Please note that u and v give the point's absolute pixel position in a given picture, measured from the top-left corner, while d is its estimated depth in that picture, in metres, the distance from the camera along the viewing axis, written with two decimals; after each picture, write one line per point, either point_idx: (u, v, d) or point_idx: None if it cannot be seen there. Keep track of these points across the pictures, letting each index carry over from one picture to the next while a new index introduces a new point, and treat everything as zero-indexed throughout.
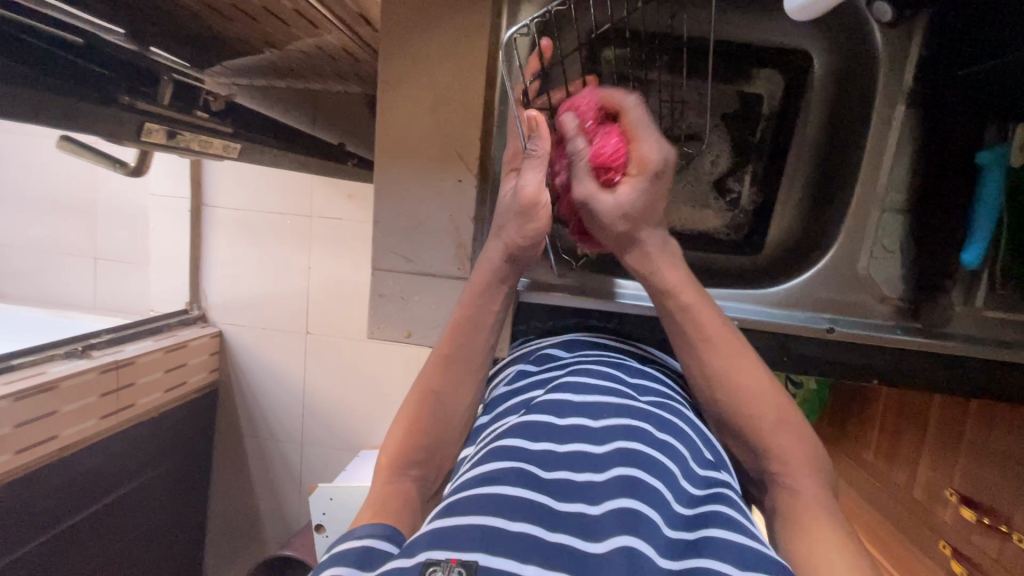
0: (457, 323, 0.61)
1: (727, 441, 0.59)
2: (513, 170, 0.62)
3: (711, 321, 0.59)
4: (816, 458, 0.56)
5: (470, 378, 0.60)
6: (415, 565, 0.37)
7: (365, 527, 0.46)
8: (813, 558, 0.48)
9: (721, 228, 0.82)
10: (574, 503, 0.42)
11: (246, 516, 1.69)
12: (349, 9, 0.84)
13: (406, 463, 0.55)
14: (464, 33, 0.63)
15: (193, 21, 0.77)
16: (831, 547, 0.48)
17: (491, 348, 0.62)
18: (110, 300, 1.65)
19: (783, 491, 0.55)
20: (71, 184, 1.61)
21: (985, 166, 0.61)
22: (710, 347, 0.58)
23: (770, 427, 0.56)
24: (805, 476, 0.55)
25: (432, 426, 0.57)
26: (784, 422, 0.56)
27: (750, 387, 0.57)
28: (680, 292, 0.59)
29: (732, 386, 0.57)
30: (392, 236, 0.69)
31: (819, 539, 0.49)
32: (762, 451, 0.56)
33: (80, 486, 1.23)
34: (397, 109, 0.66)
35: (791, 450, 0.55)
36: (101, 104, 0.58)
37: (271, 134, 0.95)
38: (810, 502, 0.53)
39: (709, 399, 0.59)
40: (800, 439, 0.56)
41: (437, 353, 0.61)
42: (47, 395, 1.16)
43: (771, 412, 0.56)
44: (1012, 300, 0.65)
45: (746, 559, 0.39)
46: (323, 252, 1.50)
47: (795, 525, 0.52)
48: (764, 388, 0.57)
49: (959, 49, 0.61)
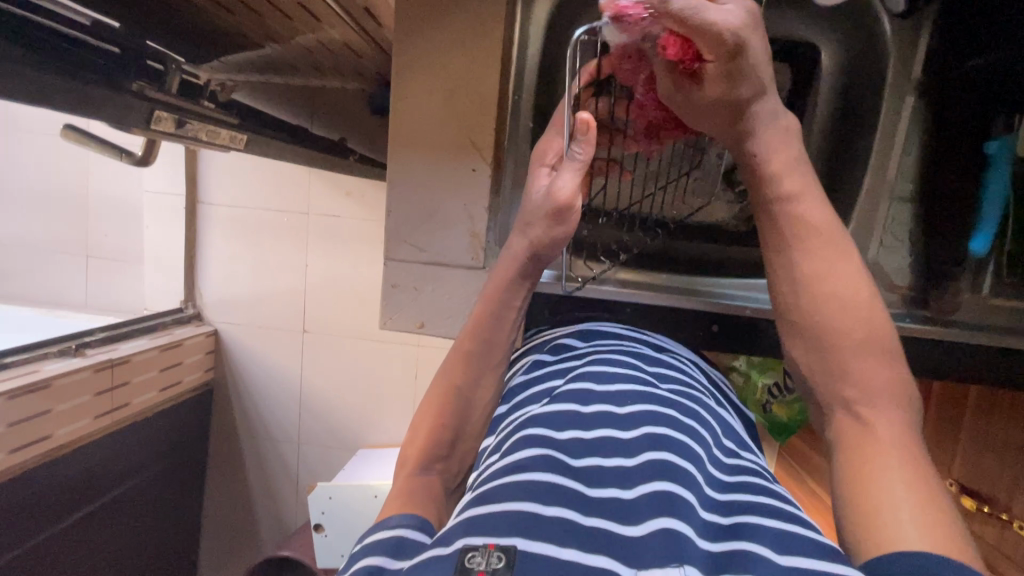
0: (478, 319, 0.62)
1: (800, 351, 0.57)
2: (544, 164, 0.60)
3: (812, 214, 0.56)
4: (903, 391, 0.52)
5: (489, 372, 0.61)
6: (452, 552, 0.36)
7: (396, 516, 0.45)
8: (872, 478, 0.46)
9: (729, 221, 0.75)
10: (606, 488, 0.42)
11: (243, 517, 1.67)
12: (354, 2, 0.83)
13: (429, 457, 0.54)
14: (476, 24, 0.63)
15: (197, 14, 0.77)
16: (897, 472, 0.46)
17: (512, 343, 0.63)
18: (102, 299, 1.62)
19: (852, 419, 0.52)
20: (61, 181, 1.58)
21: (994, 155, 0.65)
22: (801, 240, 0.56)
23: (850, 345, 0.54)
24: (887, 406, 0.51)
25: (455, 420, 0.57)
26: (868, 345, 0.53)
27: (835, 300, 0.55)
28: (782, 178, 0.56)
29: (821, 287, 0.55)
30: (405, 227, 0.68)
31: (879, 471, 0.46)
32: (838, 371, 0.54)
33: (73, 487, 1.21)
34: (409, 99, 0.65)
35: (869, 375, 0.52)
36: (109, 92, 0.57)
37: (274, 127, 0.94)
38: (879, 435, 0.49)
39: (794, 302, 0.57)
40: (887, 365, 0.53)
41: (457, 347, 0.61)
42: (41, 394, 1.13)
43: (852, 329, 0.54)
44: (1017, 288, 0.66)
45: (783, 541, 0.39)
46: (322, 249, 1.49)
47: (858, 448, 0.49)
48: (853, 304, 0.55)
49: (963, 42, 0.64)
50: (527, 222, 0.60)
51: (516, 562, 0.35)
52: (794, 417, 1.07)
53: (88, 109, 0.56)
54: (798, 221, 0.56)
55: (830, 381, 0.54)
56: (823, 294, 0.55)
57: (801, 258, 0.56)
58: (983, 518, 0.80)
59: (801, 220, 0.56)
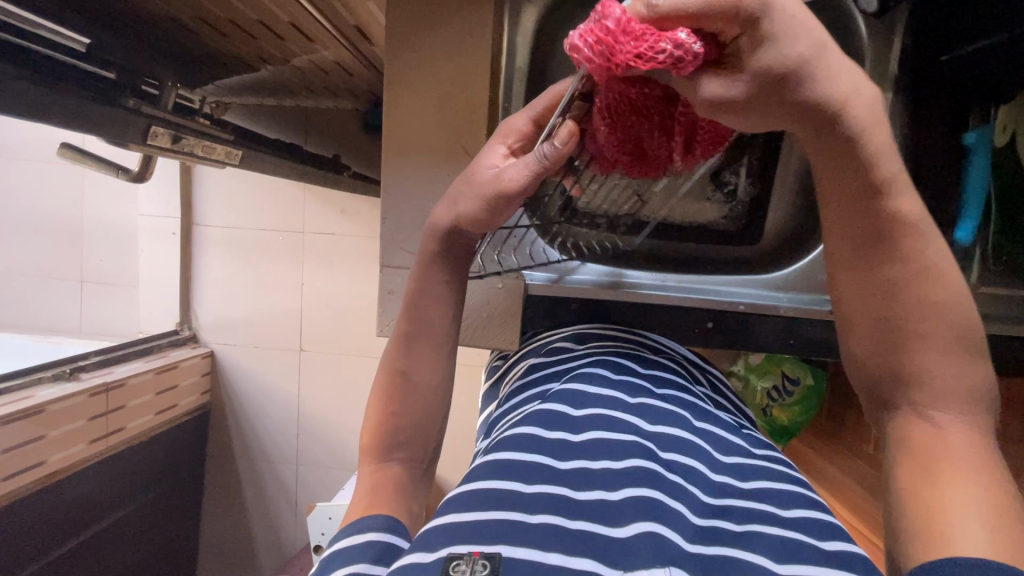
0: (407, 298, 0.56)
1: (864, 338, 0.49)
2: (503, 143, 0.52)
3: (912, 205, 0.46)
4: (979, 397, 0.44)
5: (436, 353, 0.56)
6: (437, 560, 0.36)
7: (367, 519, 0.45)
8: (932, 499, 0.40)
9: (719, 220, 0.77)
10: (593, 490, 0.42)
11: (241, 540, 1.64)
12: (345, 21, 0.85)
13: (392, 445, 0.53)
14: (464, 36, 0.65)
15: (191, 38, 0.79)
16: (964, 488, 0.40)
17: (454, 321, 0.57)
18: (97, 326, 1.62)
19: (922, 422, 0.45)
20: (58, 207, 1.59)
21: (973, 146, 0.68)
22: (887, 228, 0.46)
23: (921, 348, 0.46)
24: (955, 410, 0.44)
25: (412, 411, 0.55)
26: (956, 344, 0.45)
27: (928, 299, 0.46)
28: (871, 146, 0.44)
29: (904, 290, 0.46)
30: (398, 233, 0.69)
31: (950, 481, 0.41)
32: (906, 379, 0.46)
33: (66, 515, 1.18)
34: (401, 110, 0.67)
35: (938, 372, 0.45)
36: (109, 109, 0.58)
37: (271, 145, 0.96)
38: (950, 439, 0.43)
39: (866, 302, 0.48)
40: (962, 368, 0.45)
41: (395, 330, 0.57)
42: (33, 420, 1.11)
43: (939, 332, 0.45)
44: (1008, 277, 0.69)
45: (781, 550, 0.39)
46: (317, 268, 1.49)
47: (920, 465, 0.43)
48: (940, 299, 0.46)
49: (938, 39, 0.67)
50: (457, 193, 0.52)
51: (500, 568, 0.35)
52: (794, 419, 1.06)
53: (82, 128, 0.56)
54: (868, 205, 0.46)
55: (892, 385, 0.47)
56: (902, 293, 0.46)
57: (865, 244, 0.48)
58: None
59: (898, 215, 0.46)
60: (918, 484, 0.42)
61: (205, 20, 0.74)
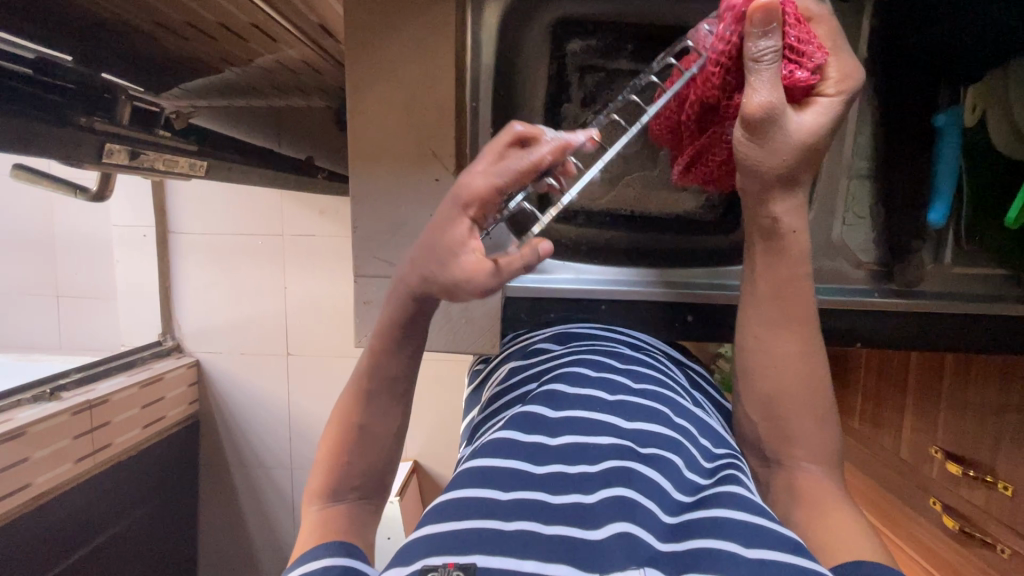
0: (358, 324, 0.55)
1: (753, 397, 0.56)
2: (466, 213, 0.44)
3: (805, 296, 0.55)
4: (830, 455, 0.53)
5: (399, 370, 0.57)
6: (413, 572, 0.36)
7: (320, 547, 0.45)
8: (829, 528, 0.46)
9: (697, 210, 0.76)
10: (569, 494, 0.42)
11: (238, 548, 1.64)
12: (309, 20, 0.83)
13: (350, 475, 0.53)
14: (427, 33, 0.63)
15: (148, 43, 0.76)
16: (852, 524, 0.46)
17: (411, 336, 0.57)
18: (76, 341, 1.58)
19: (796, 472, 0.52)
20: (29, 221, 1.54)
21: (942, 128, 0.67)
22: (786, 304, 0.54)
23: (799, 407, 0.53)
24: (814, 460, 0.52)
25: (387, 424, 0.55)
26: (816, 410, 0.54)
27: (806, 372, 0.54)
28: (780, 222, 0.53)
29: (792, 355, 0.54)
30: (371, 241, 0.68)
31: (837, 517, 0.47)
32: (784, 430, 0.53)
33: (58, 535, 1.17)
34: (368, 113, 0.65)
35: (808, 436, 0.53)
36: (59, 126, 0.56)
37: (239, 151, 0.93)
38: (819, 483, 0.50)
39: (760, 361, 0.55)
40: (821, 431, 0.53)
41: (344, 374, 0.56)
42: (16, 442, 1.09)
43: (810, 397, 0.54)
44: (973, 256, 0.71)
45: (748, 533, 0.39)
46: (300, 270, 1.47)
47: (811, 508, 0.48)
48: (814, 375, 0.54)
49: (908, 19, 0.67)
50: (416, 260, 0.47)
51: None
52: None
53: (32, 149, 0.54)
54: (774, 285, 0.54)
55: (774, 446, 0.54)
56: (792, 361, 0.54)
57: (772, 314, 0.55)
58: (969, 482, 0.82)
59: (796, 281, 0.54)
60: (815, 519, 0.47)
61: (161, 25, 0.72)
